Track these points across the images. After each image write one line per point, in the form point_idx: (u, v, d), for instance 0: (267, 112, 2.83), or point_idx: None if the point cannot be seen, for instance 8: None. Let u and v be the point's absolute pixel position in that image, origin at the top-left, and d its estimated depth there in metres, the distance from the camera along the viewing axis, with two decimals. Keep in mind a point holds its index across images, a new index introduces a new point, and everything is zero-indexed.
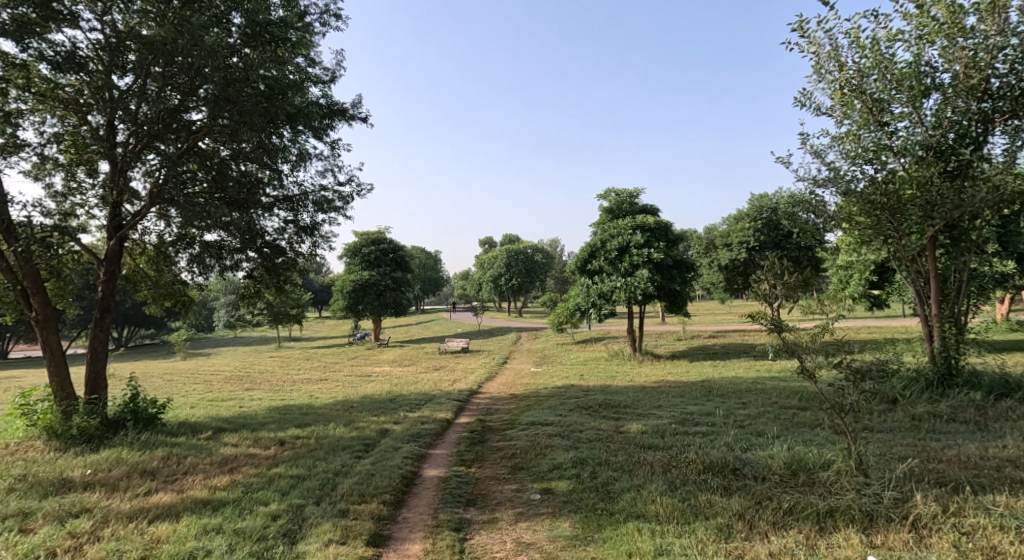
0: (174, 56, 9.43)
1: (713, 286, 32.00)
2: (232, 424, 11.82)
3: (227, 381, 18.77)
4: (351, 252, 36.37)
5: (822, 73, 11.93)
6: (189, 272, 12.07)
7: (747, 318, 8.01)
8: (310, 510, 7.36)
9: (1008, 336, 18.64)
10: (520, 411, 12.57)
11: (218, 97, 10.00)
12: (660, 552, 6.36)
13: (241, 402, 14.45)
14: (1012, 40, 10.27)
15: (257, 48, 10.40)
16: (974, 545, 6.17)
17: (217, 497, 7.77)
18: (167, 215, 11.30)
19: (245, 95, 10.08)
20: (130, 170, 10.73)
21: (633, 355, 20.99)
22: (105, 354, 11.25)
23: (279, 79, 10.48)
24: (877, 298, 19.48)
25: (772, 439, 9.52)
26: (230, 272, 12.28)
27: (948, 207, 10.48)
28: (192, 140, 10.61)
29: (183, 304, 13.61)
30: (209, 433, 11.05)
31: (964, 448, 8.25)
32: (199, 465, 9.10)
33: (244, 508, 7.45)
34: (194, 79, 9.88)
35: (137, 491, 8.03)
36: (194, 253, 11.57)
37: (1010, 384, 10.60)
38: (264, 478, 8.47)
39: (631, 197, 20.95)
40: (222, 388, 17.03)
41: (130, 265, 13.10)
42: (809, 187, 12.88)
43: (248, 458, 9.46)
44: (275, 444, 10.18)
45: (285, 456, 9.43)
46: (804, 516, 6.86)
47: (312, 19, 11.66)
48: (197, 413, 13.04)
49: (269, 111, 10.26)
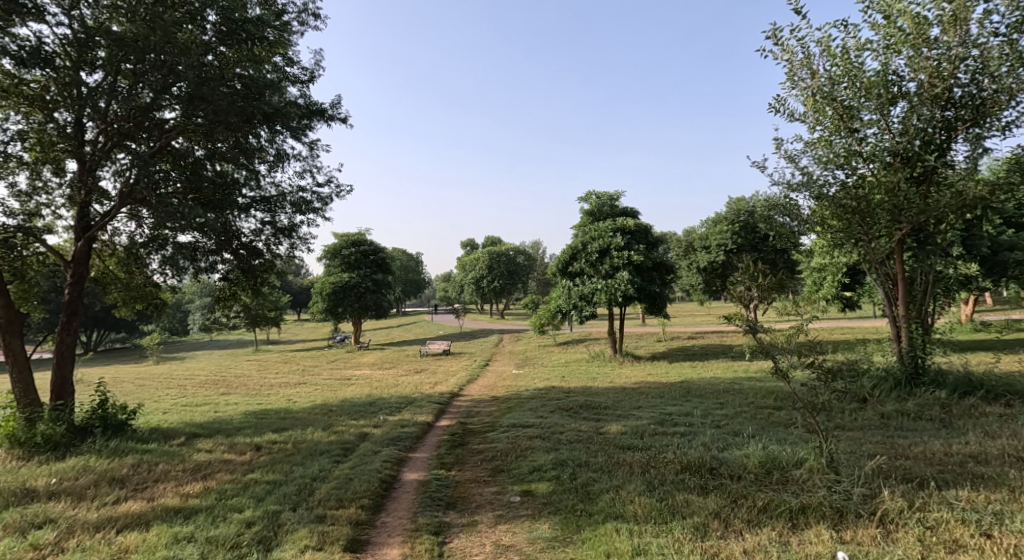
0: (146, 53, 9.36)
1: (692, 288, 32.37)
2: (206, 429, 11.73)
3: (202, 385, 18.60)
4: (331, 253, 36.17)
5: (795, 80, 12.19)
6: (162, 274, 12.02)
7: (723, 320, 8.19)
8: (286, 516, 7.38)
9: (973, 336, 19.22)
10: (502, 413, 12.64)
11: (193, 95, 9.98)
12: (637, 552, 6.48)
13: (216, 407, 14.33)
14: (973, 51, 10.61)
15: (233, 46, 10.45)
16: (938, 539, 6.38)
17: (189, 505, 7.75)
18: (139, 215, 11.26)
19: (220, 94, 10.04)
20: (99, 169, 10.60)
21: (613, 357, 21.20)
22: (73, 359, 11.13)
23: (257, 79, 10.52)
24: (850, 299, 19.89)
25: (747, 438, 9.68)
26: (205, 274, 12.21)
27: (914, 211, 10.84)
28: (164, 139, 10.59)
29: (155, 307, 13.47)
30: (182, 439, 10.97)
31: (930, 445, 8.49)
32: (171, 472, 9.05)
33: (217, 516, 7.43)
34: (167, 76, 9.75)
35: (105, 500, 7.97)
36: (166, 255, 11.47)
37: (974, 383, 10.94)
38: (239, 484, 8.45)
39: (611, 200, 21.19)
40: (197, 393, 16.87)
41: (99, 267, 12.94)
42: (784, 191, 13.17)
43: (223, 464, 9.43)
44: (251, 450, 10.15)
45: (261, 462, 9.41)
46: (778, 513, 7.03)
47: (290, 18, 11.64)
48: (171, 419, 12.92)
49: (245, 111, 10.32)
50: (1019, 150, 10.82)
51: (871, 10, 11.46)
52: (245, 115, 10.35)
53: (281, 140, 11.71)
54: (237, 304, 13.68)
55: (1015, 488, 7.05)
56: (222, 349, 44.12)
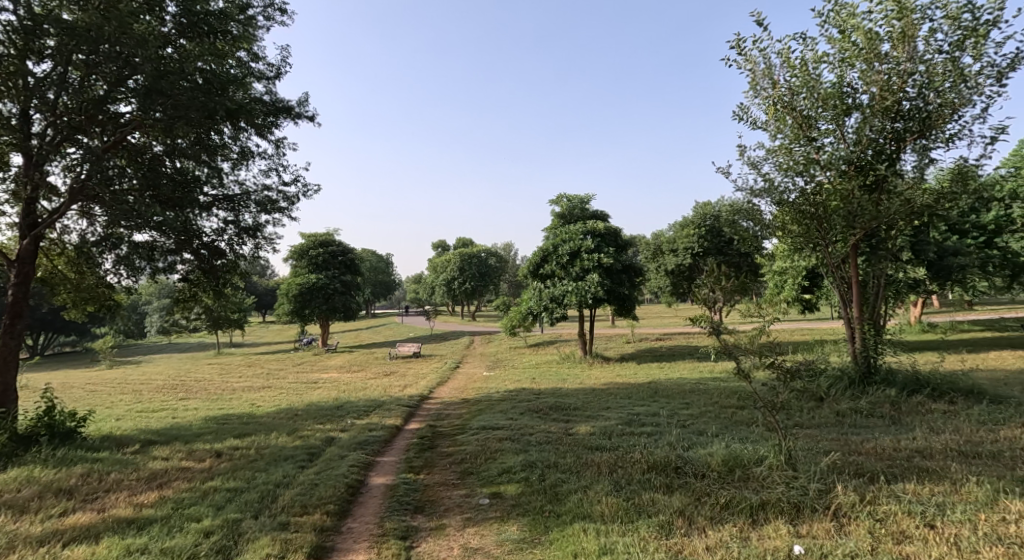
0: (99, 44, 9.21)
1: (660, 290, 32.94)
2: (163, 436, 11.61)
3: (160, 390, 18.27)
4: (298, 254, 35.86)
5: (757, 89, 12.58)
6: (115, 275, 11.86)
7: (687, 322, 8.44)
8: (247, 524, 7.40)
9: (921, 336, 20.04)
10: (472, 415, 12.79)
11: (150, 89, 9.70)
12: (603, 551, 6.68)
13: (174, 412, 14.14)
14: (920, 66, 11.10)
15: (194, 39, 10.36)
16: (886, 530, 6.69)
17: (142, 516, 7.71)
18: (91, 213, 11.06)
19: (179, 88, 9.85)
20: (47, 164, 10.11)
21: (583, 359, 21.46)
22: (16, 364, 10.93)
23: (218, 73, 10.42)
24: (809, 302, 20.51)
25: (711, 437, 9.99)
26: (163, 275, 12.07)
27: (867, 217, 11.33)
28: (120, 134, 10.31)
29: (108, 308, 13.23)
30: (136, 447, 10.84)
31: (880, 441, 8.89)
32: (123, 481, 8.97)
33: (173, 526, 7.41)
34: (122, 68, 9.55)
35: (51, 512, 7.89)
36: (121, 254, 11.37)
37: (921, 381, 11.46)
38: (197, 492, 8.42)
39: (582, 203, 21.55)
40: (154, 398, 16.62)
41: (47, 267, 12.64)
42: (747, 196, 13.58)
43: (180, 472, 9.37)
44: (210, 456, 10.10)
45: (221, 469, 9.37)
46: (739, 510, 7.30)
47: (256, 13, 11.56)
48: (124, 426, 12.73)
49: (206, 106, 10.07)
50: (962, 161, 11.38)
51: (827, 24, 11.90)
52: (207, 110, 10.09)
53: (245, 137, 11.70)
54: (198, 305, 13.56)
55: (956, 481, 7.44)
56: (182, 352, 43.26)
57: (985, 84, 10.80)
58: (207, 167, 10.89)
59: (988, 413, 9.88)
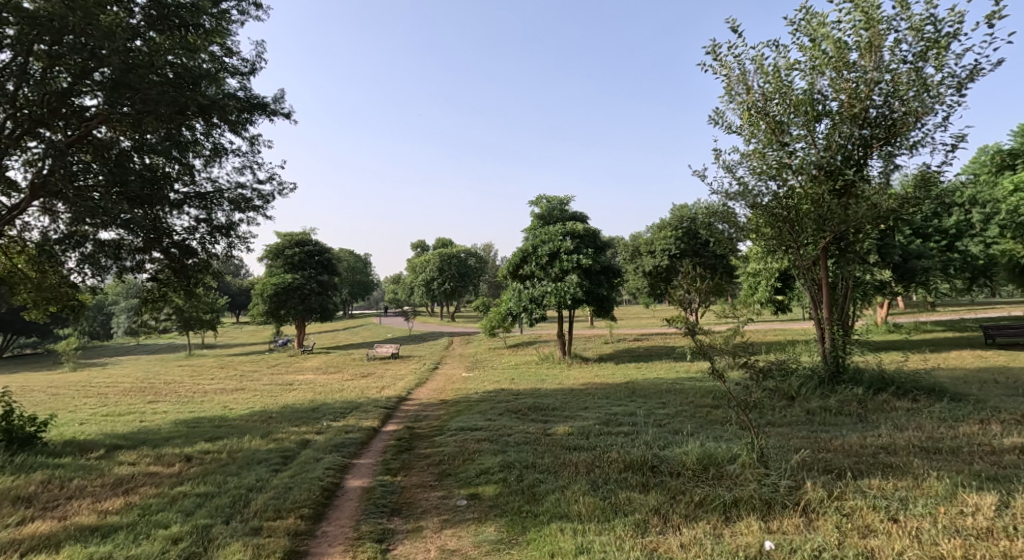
0: (63, 34, 8.84)
1: (638, 291, 33.30)
2: (129, 440, 11.51)
3: (127, 393, 18.03)
4: (274, 253, 35.51)
5: (732, 94, 12.84)
6: (79, 275, 11.67)
7: (663, 323, 8.60)
8: (217, 529, 7.39)
9: (887, 336, 20.59)
10: (450, 416, 12.84)
11: (118, 82, 9.44)
12: (580, 551, 6.80)
13: (142, 416, 13.99)
14: (885, 76, 11.43)
15: (163, 32, 9.95)
16: (852, 525, 6.91)
17: (108, 523, 7.66)
18: (54, 209, 10.83)
19: (148, 83, 9.50)
20: (7, 158, 10.20)
21: (562, 359, 21.63)
22: None
23: (191, 67, 9.88)
24: (782, 303, 20.92)
25: (687, 436, 10.21)
26: (131, 274, 11.90)
27: (836, 221, 11.67)
28: (84, 127, 10.13)
29: (71, 308, 13.04)
30: (101, 452, 10.74)
31: (848, 438, 9.15)
32: (87, 488, 8.89)
33: (140, 533, 7.38)
34: (88, 60, 9.18)
35: (10, 521, 7.79)
36: (86, 253, 11.18)
37: (887, 380, 11.81)
38: (166, 498, 8.37)
39: (561, 204, 21.75)
40: (121, 401, 16.39)
41: (7, 266, 12.32)
42: (722, 199, 13.84)
43: (148, 477, 9.31)
44: (180, 461, 10.04)
45: (191, 473, 9.33)
46: (712, 508, 7.48)
47: (230, 7, 11.37)
48: (89, 431, 12.58)
49: (177, 101, 9.79)
50: (925, 167, 11.76)
51: (798, 32, 12.20)
52: (178, 105, 9.81)
53: (219, 134, 11.52)
54: (167, 305, 13.44)
55: (918, 476, 7.70)
56: (152, 353, 42.68)
57: (947, 93, 11.18)
58: (178, 163, 10.68)
59: (948, 410, 10.23)
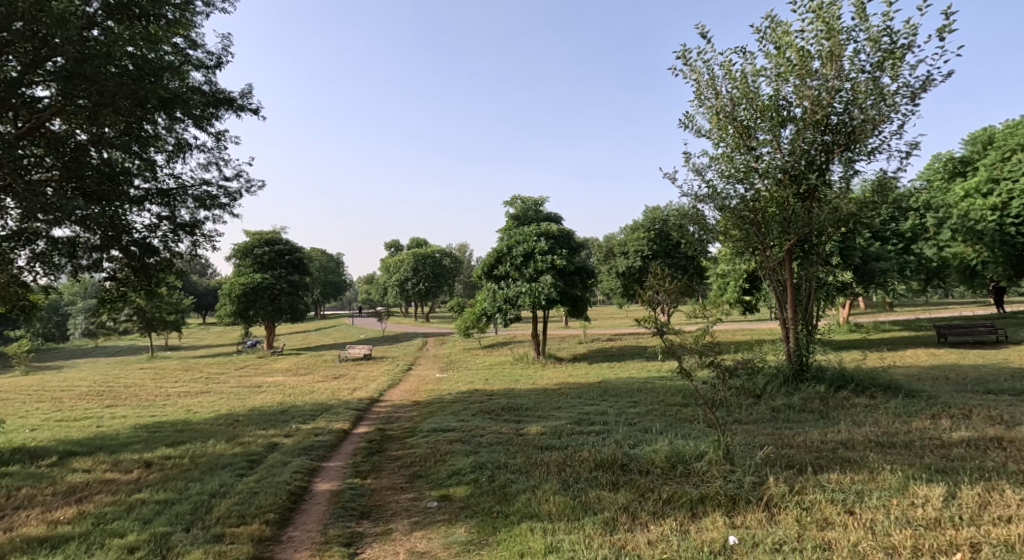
0: (12, 21, 8.38)
1: (612, 292, 33.64)
2: (84, 447, 11.30)
3: (84, 398, 17.61)
4: (242, 253, 34.96)
5: (702, 99, 13.05)
6: (31, 274, 11.35)
7: (634, 323, 8.70)
8: (177, 537, 7.30)
9: (849, 335, 21.18)
10: (422, 418, 12.83)
11: (72, 73, 8.99)
12: (549, 550, 6.87)
13: (99, 421, 13.71)
14: (846, 84, 11.78)
15: (122, 22, 9.57)
16: (811, 518, 7.11)
17: (58, 533, 7.50)
18: (4, 206, 10.54)
19: (105, 74, 9.10)
20: None
21: (536, 359, 21.77)
22: None
23: (150, 60, 9.72)
24: (750, 303, 21.36)
25: (656, 434, 10.37)
26: (88, 273, 11.63)
27: (800, 224, 12.03)
28: (37, 120, 9.80)
29: (22, 308, 12.78)
30: (53, 459, 10.54)
31: (810, 435, 9.40)
32: (37, 497, 8.72)
33: (93, 543, 7.25)
34: (40, 49, 8.76)
35: None
36: (39, 251, 10.95)
37: (847, 377, 12.16)
38: (123, 506, 8.25)
39: (536, 205, 21.93)
40: (78, 406, 16.05)
41: None
42: (692, 201, 14.06)
43: (103, 484, 9.15)
44: (138, 467, 9.89)
45: (150, 480, 9.20)
46: (679, 504, 7.63)
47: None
48: (42, 437, 12.31)
49: (137, 93, 9.40)
50: (882, 173, 12.12)
51: (764, 40, 12.47)
52: (138, 98, 9.44)
53: (182, 129, 11.30)
54: (126, 305, 13.27)
55: (874, 469, 7.96)
56: (113, 355, 41.62)
57: (902, 103, 11.52)
58: (139, 158, 10.44)
59: (903, 406, 10.57)
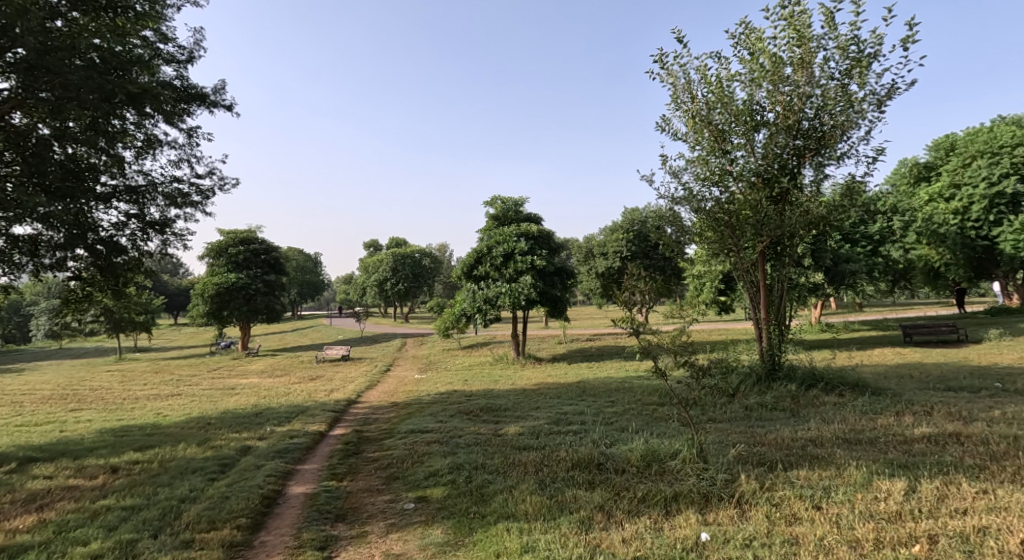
0: None
1: (590, 292, 33.84)
2: (47, 452, 11.10)
3: (49, 401, 17.25)
4: (216, 252, 34.49)
5: (678, 102, 13.21)
6: None
7: (611, 323, 8.78)
8: (144, 544, 7.23)
9: (820, 335, 21.58)
10: (400, 419, 12.83)
11: (34, 65, 8.83)
12: (525, 549, 6.92)
13: (64, 426, 13.47)
14: (816, 90, 11.99)
15: (88, 14, 9.43)
16: (780, 514, 7.25)
17: (18, 543, 7.38)
18: None
19: (70, 67, 8.94)
20: None
21: (515, 359, 21.85)
22: None
23: (119, 54, 9.53)
24: (725, 303, 21.65)
25: (632, 434, 10.47)
26: (53, 271, 11.43)
27: (773, 226, 12.22)
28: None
29: None
30: (15, 465, 10.35)
31: (781, 432, 9.59)
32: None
33: (57, 551, 7.15)
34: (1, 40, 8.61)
35: None
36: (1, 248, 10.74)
37: (817, 376, 12.41)
38: (87, 513, 8.13)
39: (515, 206, 22.01)
40: (41, 410, 15.71)
41: None
42: (669, 203, 14.20)
43: (67, 491, 9.01)
44: (105, 472, 9.76)
45: (117, 486, 9.07)
46: (654, 503, 7.73)
47: None
48: (3, 443, 12.06)
49: (103, 87, 9.26)
50: (851, 177, 12.44)
51: (738, 45, 12.69)
52: (105, 92, 9.30)
53: (152, 124, 11.18)
54: (93, 306, 13.04)
55: (840, 465, 8.15)
56: (79, 357, 40.77)
57: (869, 110, 11.82)
58: (106, 154, 10.30)
59: (870, 404, 10.82)
